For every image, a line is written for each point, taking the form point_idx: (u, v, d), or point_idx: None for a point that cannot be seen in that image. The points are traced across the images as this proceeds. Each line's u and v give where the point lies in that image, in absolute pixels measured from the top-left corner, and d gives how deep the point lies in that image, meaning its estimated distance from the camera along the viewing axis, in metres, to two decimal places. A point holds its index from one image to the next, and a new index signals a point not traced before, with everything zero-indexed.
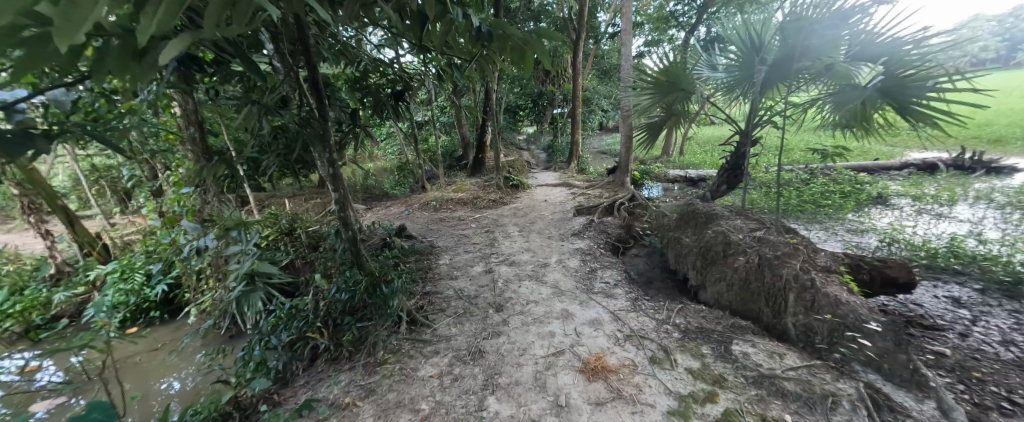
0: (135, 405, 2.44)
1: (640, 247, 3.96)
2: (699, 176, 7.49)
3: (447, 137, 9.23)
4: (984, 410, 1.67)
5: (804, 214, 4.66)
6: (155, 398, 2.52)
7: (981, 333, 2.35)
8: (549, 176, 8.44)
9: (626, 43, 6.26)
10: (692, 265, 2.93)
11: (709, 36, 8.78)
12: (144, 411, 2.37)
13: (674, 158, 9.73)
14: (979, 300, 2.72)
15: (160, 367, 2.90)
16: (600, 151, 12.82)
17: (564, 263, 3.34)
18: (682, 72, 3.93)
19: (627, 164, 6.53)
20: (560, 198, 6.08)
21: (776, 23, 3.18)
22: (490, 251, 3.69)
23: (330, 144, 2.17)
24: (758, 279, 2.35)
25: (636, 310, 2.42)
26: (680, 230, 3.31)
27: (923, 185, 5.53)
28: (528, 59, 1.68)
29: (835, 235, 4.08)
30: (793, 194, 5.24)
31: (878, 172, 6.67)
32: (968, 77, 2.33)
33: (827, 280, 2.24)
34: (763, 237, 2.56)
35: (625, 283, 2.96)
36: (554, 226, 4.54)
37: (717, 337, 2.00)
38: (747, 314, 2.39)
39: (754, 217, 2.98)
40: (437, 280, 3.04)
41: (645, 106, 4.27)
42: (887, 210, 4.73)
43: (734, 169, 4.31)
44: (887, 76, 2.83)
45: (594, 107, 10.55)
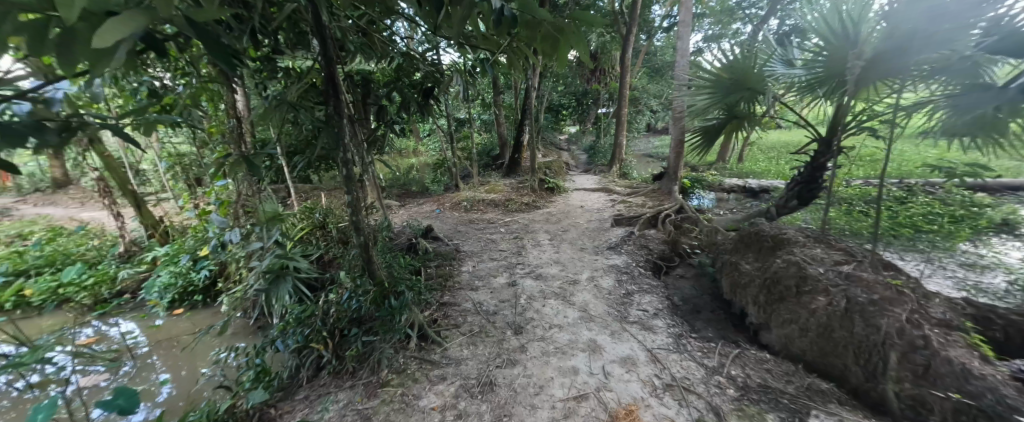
0: (177, 382, 2.52)
1: (686, 267, 3.48)
2: (760, 186, 6.67)
3: (486, 135, 9.13)
4: None
5: (897, 239, 3.85)
6: (203, 371, 2.62)
7: None
8: (589, 179, 8.03)
9: (682, 38, 5.66)
10: (753, 298, 2.46)
11: (781, 29, 7.79)
12: (191, 384, 2.47)
13: (731, 165, 8.81)
14: None
15: (205, 342, 3.02)
16: (646, 154, 12.07)
17: (597, 282, 2.99)
18: (748, 70, 3.39)
19: (676, 170, 5.96)
20: (598, 205, 5.68)
21: (879, 8, 2.55)
22: (517, 261, 3.44)
23: (345, 144, 1.99)
24: (844, 328, 1.86)
25: (679, 351, 2.05)
26: (739, 253, 2.82)
27: None
28: (562, 50, 1.38)
29: (942, 269, 3.30)
30: (883, 215, 4.38)
31: (999, 193, 5.47)
32: None
33: (947, 339, 1.69)
34: (853, 273, 2.04)
35: (668, 313, 2.56)
36: (589, 237, 4.19)
37: (787, 404, 1.58)
38: (826, 371, 1.91)
39: (839, 246, 2.42)
40: (456, 290, 2.85)
41: (700, 108, 3.77)
42: (1015, 242, 3.79)
43: (810, 181, 3.61)
44: None
45: (642, 107, 9.88)
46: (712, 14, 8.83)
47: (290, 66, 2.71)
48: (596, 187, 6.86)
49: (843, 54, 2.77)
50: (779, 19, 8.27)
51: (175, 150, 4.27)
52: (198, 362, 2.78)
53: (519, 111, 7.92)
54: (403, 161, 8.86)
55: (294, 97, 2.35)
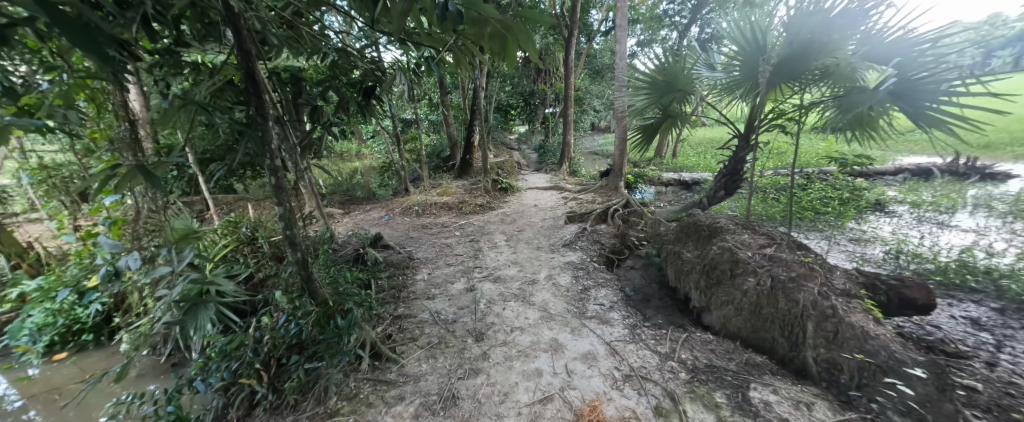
0: None
1: (635, 258, 3.67)
2: (693, 179, 7.30)
3: (435, 136, 8.85)
4: None
5: (804, 221, 4.44)
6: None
7: (1009, 362, 2.10)
8: (540, 177, 8.15)
9: (620, 41, 5.96)
10: (695, 283, 2.66)
11: (703, 36, 8.55)
12: None
13: (667, 160, 9.56)
14: (999, 321, 2.47)
15: (102, 388, 2.49)
16: (592, 152, 12.65)
17: (555, 281, 3.03)
18: (680, 72, 3.64)
19: (620, 167, 6.28)
20: (551, 203, 5.79)
21: (781, 21, 2.89)
22: (474, 265, 3.36)
23: (271, 150, 1.74)
24: (771, 304, 2.07)
25: (635, 341, 2.15)
26: (680, 243, 3.04)
27: (921, 191, 5.42)
28: (511, 50, 1.34)
29: (837, 245, 3.88)
30: (791, 200, 5.03)
31: (873, 178, 6.59)
32: (983, 81, 2.05)
33: (849, 306, 1.96)
34: (775, 255, 2.29)
35: (622, 305, 2.68)
36: (544, 235, 4.25)
37: (731, 380, 1.73)
38: (758, 345, 2.12)
39: (762, 231, 2.70)
40: (411, 301, 2.69)
41: (639, 106, 3.99)
42: (886, 217, 4.58)
43: (734, 172, 3.96)
44: (899, 78, 2.51)
45: (586, 107, 10.27)
46: (643, 20, 9.48)
47: (198, 61, 2.33)
48: (548, 186, 6.99)
49: (755, 60, 3.10)
50: (700, 27, 9.04)
51: (45, 159, 3.47)
52: (94, 413, 2.28)
53: (467, 111, 7.81)
54: (345, 165, 8.27)
55: (204, 96, 2.02)
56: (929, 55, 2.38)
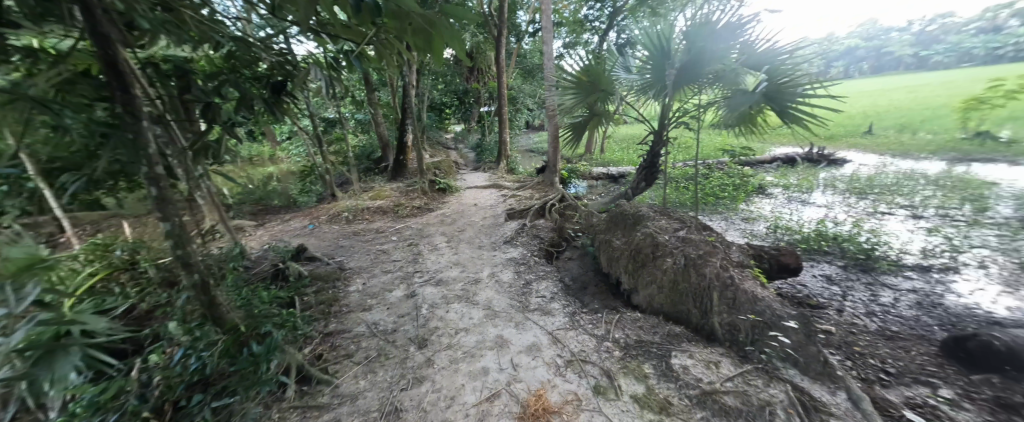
0: None
1: (572, 249, 3.87)
2: (619, 173, 7.93)
3: (364, 136, 8.28)
4: (869, 384, 1.88)
5: (708, 206, 5.13)
6: None
7: (851, 307, 2.69)
8: (478, 176, 8.14)
9: (547, 42, 6.19)
10: (624, 267, 2.89)
11: (620, 41, 9.23)
12: None
13: (597, 156, 10.25)
14: (844, 275, 3.14)
15: None
16: (528, 150, 13.01)
17: (497, 278, 3.05)
18: (601, 74, 3.90)
19: (554, 163, 6.57)
20: (491, 201, 5.81)
21: (681, 31, 3.27)
22: (413, 270, 3.23)
23: (149, 156, 1.45)
24: (686, 280, 2.34)
25: (574, 327, 2.27)
26: (610, 232, 3.28)
27: (790, 176, 6.62)
28: (438, 47, 1.32)
29: (733, 224, 4.55)
30: (697, 188, 5.76)
31: (757, 167, 7.87)
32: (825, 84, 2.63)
33: (742, 275, 2.32)
34: (686, 237, 2.60)
35: (562, 295, 2.81)
36: (485, 234, 4.26)
37: (656, 352, 1.93)
38: (677, 317, 2.38)
39: (676, 216, 3.05)
40: (345, 315, 2.50)
41: (566, 104, 4.20)
42: (767, 198, 5.51)
43: (651, 165, 4.36)
44: (770, 83, 3.11)
45: (520, 106, 10.47)
46: (568, 24, 9.98)
47: (31, 46, 1.83)
48: (486, 184, 7.01)
49: (662, 64, 3.45)
50: (616, 33, 9.65)
51: None
52: None
53: (398, 110, 7.45)
54: (256, 170, 7.31)
55: (45, 89, 1.61)
56: (789, 63, 3.02)
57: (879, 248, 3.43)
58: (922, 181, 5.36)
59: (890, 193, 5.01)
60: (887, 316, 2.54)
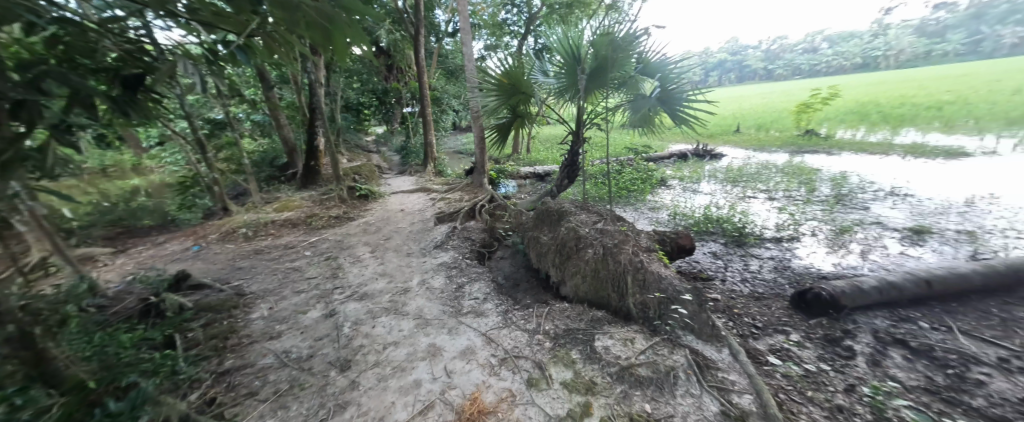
0: None
1: (503, 248, 3.93)
2: (545, 171, 8.30)
3: (265, 140, 7.28)
4: (745, 339, 2.31)
5: (621, 199, 5.67)
6: None
7: (731, 276, 3.24)
8: (404, 180, 7.76)
9: (466, 44, 6.16)
10: (552, 262, 3.03)
11: (538, 45, 9.64)
12: None
13: (523, 156, 10.57)
14: (725, 250, 3.76)
15: None
16: (455, 152, 12.84)
17: (427, 285, 2.95)
18: (520, 77, 4.00)
19: (482, 165, 6.59)
20: (418, 206, 5.59)
21: (588, 39, 3.54)
22: (332, 286, 2.94)
23: None
24: (604, 267, 2.55)
25: (507, 325, 2.31)
26: (538, 229, 3.42)
27: (685, 169, 7.67)
28: (337, 43, 1.21)
29: (642, 213, 5.11)
30: (612, 183, 6.33)
31: (660, 162, 8.94)
32: None
33: (649, 258, 2.62)
34: (603, 228, 2.83)
35: (494, 294, 2.83)
36: (414, 240, 4.08)
37: (582, 337, 2.07)
38: (599, 302, 2.57)
39: (594, 210, 3.30)
40: (247, 347, 2.17)
41: (490, 104, 4.21)
42: (668, 189, 6.30)
43: (572, 163, 4.64)
44: (663, 89, 3.61)
45: (445, 107, 10.23)
46: (486, 26, 10.05)
47: None
48: (413, 188, 6.72)
49: (574, 69, 3.68)
50: (535, 38, 10.11)
51: None
52: None
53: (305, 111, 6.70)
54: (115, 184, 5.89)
55: None
56: (676, 71, 3.54)
57: (749, 226, 4.18)
58: (777, 169, 6.66)
59: (756, 180, 6.13)
60: (755, 281, 3.12)
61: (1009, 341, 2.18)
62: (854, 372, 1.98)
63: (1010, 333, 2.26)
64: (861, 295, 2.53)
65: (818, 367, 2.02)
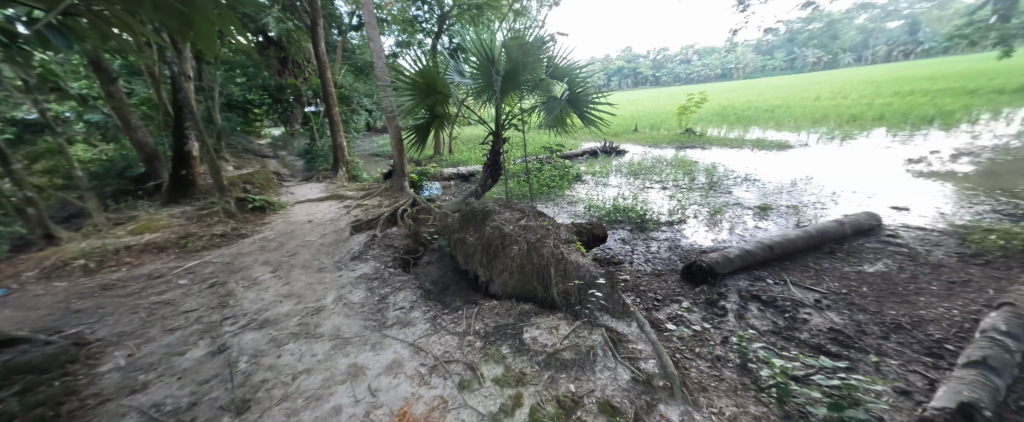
0: None
1: (429, 253, 3.81)
2: (469, 171, 8.26)
3: (114, 146, 5.81)
4: (650, 312, 2.63)
5: (542, 196, 5.97)
6: None
7: (637, 258, 3.66)
8: (312, 187, 6.97)
9: (374, 40, 5.78)
10: (479, 261, 3.04)
11: (453, 45, 9.48)
12: None
13: (445, 157, 10.36)
14: (632, 236, 4.23)
15: None
16: (371, 154, 11.97)
17: (345, 301, 2.70)
18: (436, 76, 3.87)
19: (402, 167, 6.27)
20: (330, 215, 5.06)
21: (501, 42, 3.62)
22: (222, 317, 2.49)
23: None
24: (529, 262, 2.64)
25: (436, 331, 2.25)
26: (464, 230, 3.39)
27: (597, 164, 8.41)
28: (203, 30, 1.05)
29: (561, 207, 5.45)
30: (533, 180, 6.62)
31: (575, 159, 9.63)
32: None
33: (568, 249, 2.81)
34: (526, 225, 2.93)
35: (421, 301, 2.73)
36: (326, 253, 3.69)
37: (511, 332, 2.13)
38: (526, 296, 2.65)
39: (517, 207, 3.40)
40: (99, 408, 1.71)
41: (406, 105, 3.98)
42: (583, 184, 6.85)
43: (494, 163, 4.70)
44: (571, 92, 3.89)
45: (357, 107, 9.24)
46: (397, 22, 9.50)
47: None
48: (322, 195, 6.06)
49: (489, 70, 3.72)
50: (449, 37, 9.92)
51: None
52: None
53: (171, 109, 5.53)
54: None
55: None
56: (582, 75, 3.86)
57: (649, 213, 4.78)
58: (668, 163, 7.75)
59: (654, 173, 7.04)
60: (655, 260, 3.58)
61: (822, 287, 2.90)
62: (727, 326, 2.42)
63: (820, 279, 3.02)
64: (730, 263, 3.10)
65: (703, 327, 2.42)
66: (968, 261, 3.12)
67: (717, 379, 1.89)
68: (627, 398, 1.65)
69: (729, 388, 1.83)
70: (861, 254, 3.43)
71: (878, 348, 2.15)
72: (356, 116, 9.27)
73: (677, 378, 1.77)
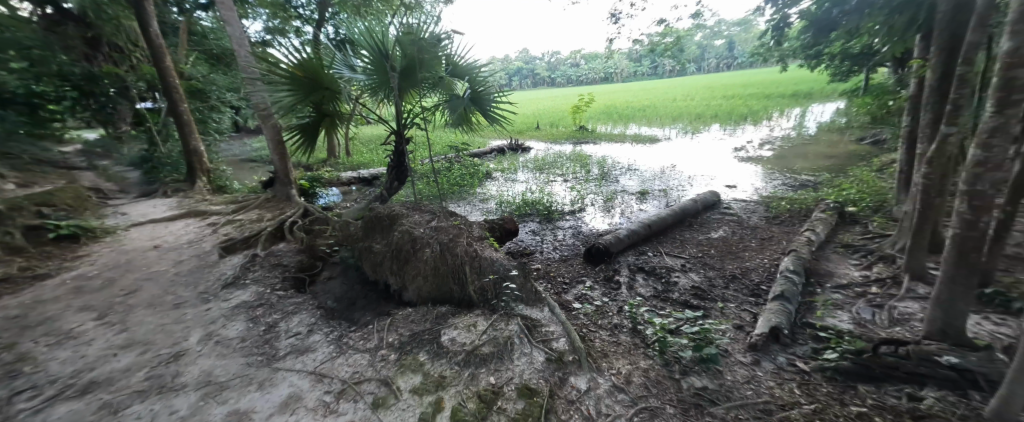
0: None
1: (328, 267, 3.40)
2: (372, 174, 7.63)
3: None
4: (560, 295, 2.85)
5: (453, 196, 5.90)
6: None
7: (547, 247, 3.92)
8: (158, 203, 5.51)
9: (230, 23, 4.80)
10: (389, 269, 2.84)
11: (339, 35, 8.47)
12: None
13: (341, 159, 9.35)
14: (541, 227, 4.51)
15: None
16: (243, 159, 10.05)
17: (217, 338, 2.22)
18: (320, 69, 3.41)
19: (286, 174, 5.42)
20: (188, 237, 4.08)
21: (394, 36, 3.41)
22: (10, 392, 1.78)
23: None
24: (443, 263, 2.57)
25: (343, 352, 2.03)
26: (369, 237, 3.12)
27: (504, 161, 8.66)
28: None
29: (473, 206, 5.47)
30: (444, 180, 6.47)
31: (483, 157, 9.74)
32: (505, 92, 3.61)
33: (482, 246, 2.84)
34: (437, 226, 2.84)
35: (322, 323, 2.43)
36: (186, 284, 2.98)
37: (428, 338, 2.06)
38: (443, 298, 2.59)
39: (426, 209, 3.27)
40: None
41: (287, 104, 3.35)
42: (493, 181, 6.98)
43: (399, 164, 4.42)
44: (473, 90, 3.91)
45: (217, 104, 7.58)
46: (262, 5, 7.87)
47: None
48: (174, 213, 4.85)
49: (383, 65, 3.47)
50: (333, 26, 8.84)
51: None
52: None
53: None
54: None
55: None
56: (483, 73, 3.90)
57: (554, 204, 5.14)
58: (567, 157, 8.44)
59: (556, 167, 7.59)
60: (562, 247, 3.89)
61: (687, 254, 3.55)
62: (621, 298, 2.78)
63: (685, 248, 3.70)
64: (621, 242, 3.56)
65: (603, 301, 2.73)
66: (773, 222, 4.21)
67: (616, 344, 2.16)
68: (542, 378, 1.76)
69: (625, 350, 2.11)
70: (711, 224, 4.32)
71: (724, 296, 2.75)
72: (217, 114, 7.63)
73: (583, 351, 1.97)
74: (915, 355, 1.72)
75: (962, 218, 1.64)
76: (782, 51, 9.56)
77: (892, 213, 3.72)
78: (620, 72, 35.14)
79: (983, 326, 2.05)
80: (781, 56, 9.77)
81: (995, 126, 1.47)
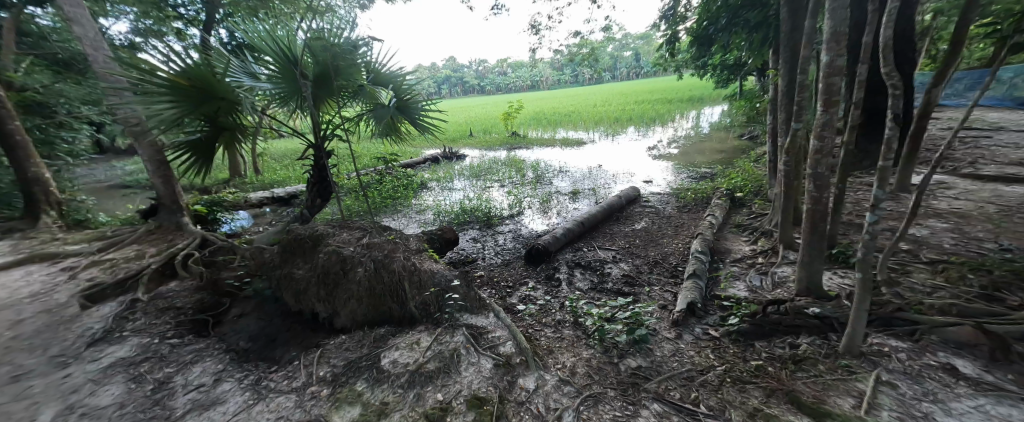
0: None
1: (238, 302, 2.94)
2: (289, 192, 6.86)
3: None
4: (505, 299, 2.87)
5: (386, 209, 5.59)
6: None
7: (488, 253, 3.92)
8: None
9: (78, 22, 3.90)
10: (315, 296, 2.56)
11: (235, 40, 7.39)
12: None
13: (248, 178, 8.23)
14: (481, 233, 4.50)
15: None
16: (113, 186, 8.24)
17: (83, 409, 1.76)
18: (211, 77, 2.92)
19: (173, 199, 4.58)
20: (30, 290, 3.18)
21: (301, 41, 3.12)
22: None
23: None
24: (378, 282, 2.39)
25: (262, 396, 1.78)
26: (289, 263, 2.78)
27: (438, 170, 8.48)
28: None
29: (409, 218, 5.24)
30: (375, 193, 6.12)
31: (417, 166, 9.43)
32: None
33: (419, 259, 2.73)
34: (368, 242, 2.64)
35: (233, 367, 2.09)
36: (30, 348, 2.31)
37: (366, 364, 1.91)
38: (380, 319, 2.42)
39: (355, 225, 3.02)
40: None
41: (172, 119, 2.77)
42: (429, 190, 6.79)
43: (321, 179, 4.03)
44: (398, 99, 3.76)
45: (73, 120, 6.21)
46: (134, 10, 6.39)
47: None
48: (7, 260, 3.75)
49: (292, 72, 3.14)
50: (227, 29, 7.64)
51: None
52: None
53: None
54: None
55: None
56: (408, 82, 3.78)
57: (493, 210, 5.18)
58: (502, 163, 8.59)
59: (491, 173, 7.68)
60: (503, 251, 3.94)
61: (616, 245, 3.86)
62: (562, 294, 2.90)
63: (615, 240, 4.02)
64: (557, 241, 3.73)
65: (545, 299, 2.82)
66: (683, 210, 4.79)
67: (560, 339, 2.25)
68: (490, 385, 1.75)
69: (569, 343, 2.20)
70: (633, 216, 4.77)
71: (649, 280, 3.05)
72: (68, 132, 6.20)
73: (529, 351, 2.00)
74: (792, 310, 2.08)
75: (812, 196, 2.05)
76: (677, 62, 11.00)
77: (768, 195, 4.51)
78: (545, 79, 37.08)
79: (834, 279, 2.59)
80: (676, 66, 11.25)
81: (824, 121, 1.88)
